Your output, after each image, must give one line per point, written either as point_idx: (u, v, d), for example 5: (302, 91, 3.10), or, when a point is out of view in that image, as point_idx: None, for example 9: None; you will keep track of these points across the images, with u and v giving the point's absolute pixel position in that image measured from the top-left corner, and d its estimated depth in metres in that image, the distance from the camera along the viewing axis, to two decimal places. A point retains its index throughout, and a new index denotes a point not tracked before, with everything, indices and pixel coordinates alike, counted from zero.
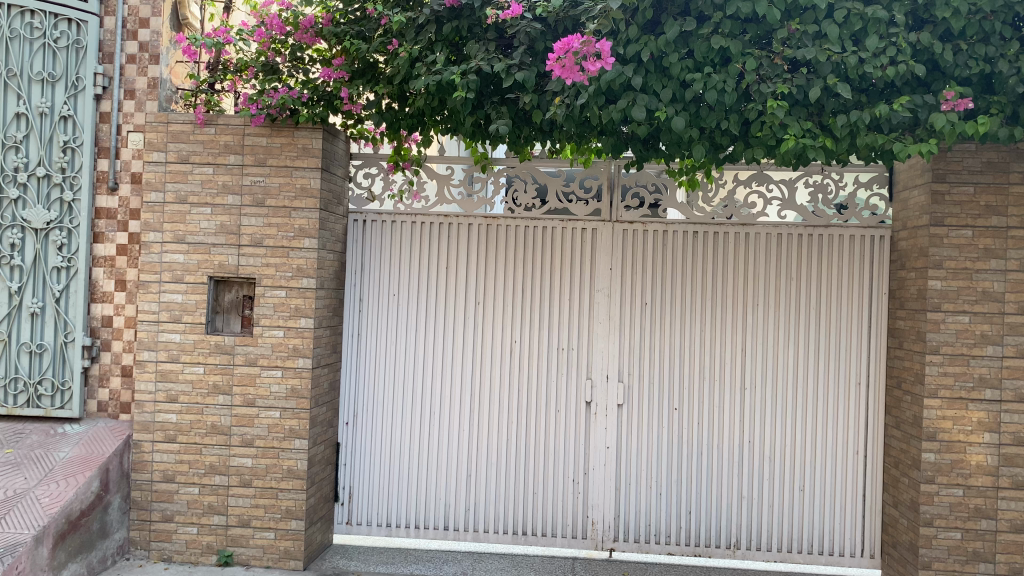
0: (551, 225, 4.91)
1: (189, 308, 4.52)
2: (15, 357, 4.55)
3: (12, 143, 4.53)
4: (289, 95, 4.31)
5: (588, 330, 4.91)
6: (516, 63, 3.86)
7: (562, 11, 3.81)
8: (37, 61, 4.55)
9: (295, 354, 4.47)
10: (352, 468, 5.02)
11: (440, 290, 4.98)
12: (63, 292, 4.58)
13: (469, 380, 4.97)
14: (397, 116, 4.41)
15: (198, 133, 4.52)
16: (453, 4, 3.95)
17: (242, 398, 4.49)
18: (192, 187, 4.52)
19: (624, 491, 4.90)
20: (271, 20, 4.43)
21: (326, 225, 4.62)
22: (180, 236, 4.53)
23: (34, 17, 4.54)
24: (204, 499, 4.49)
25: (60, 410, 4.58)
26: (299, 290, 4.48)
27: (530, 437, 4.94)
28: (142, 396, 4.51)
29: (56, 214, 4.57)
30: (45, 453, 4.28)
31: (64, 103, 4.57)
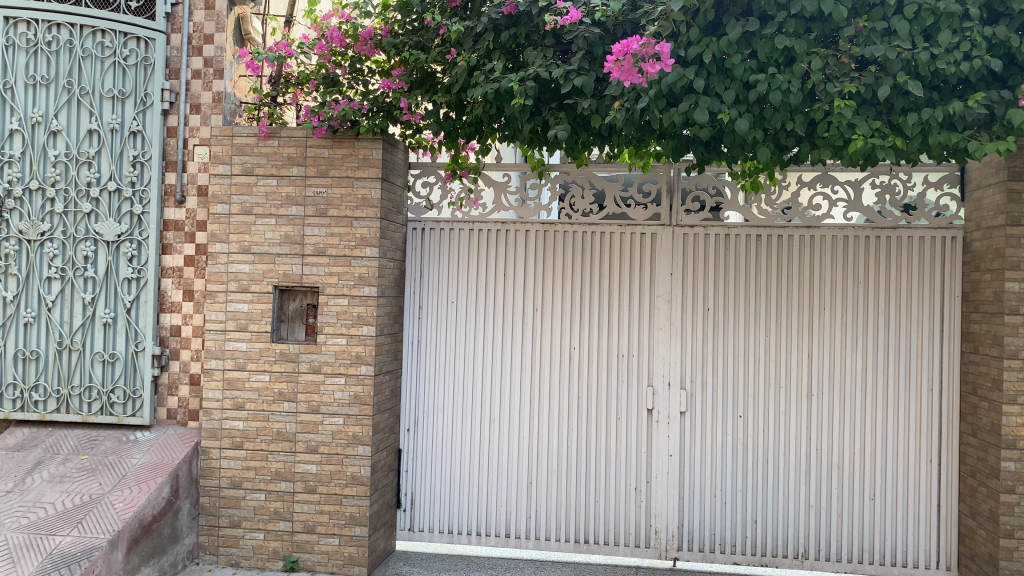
0: (610, 231, 4.87)
1: (255, 317, 4.60)
2: (89, 366, 4.70)
3: (85, 158, 4.68)
4: (350, 107, 4.38)
5: (648, 337, 4.86)
6: (574, 68, 3.84)
7: (622, 15, 3.79)
8: (108, 79, 4.70)
9: (358, 361, 4.52)
10: (413, 474, 5.05)
11: (498, 297, 4.97)
12: (134, 303, 4.71)
13: (528, 388, 4.95)
14: (455, 125, 4.43)
15: (262, 146, 4.61)
16: (511, 11, 3.95)
17: (307, 405, 4.55)
18: (257, 199, 4.61)
19: (688, 500, 4.82)
20: (331, 32, 4.45)
21: (387, 234, 4.66)
22: (246, 247, 4.62)
23: (105, 36, 4.69)
24: (270, 505, 4.57)
25: (132, 418, 4.70)
26: (361, 298, 4.53)
27: (591, 445, 4.90)
28: (210, 403, 4.61)
29: (127, 227, 4.71)
30: (118, 460, 4.40)
31: (133, 118, 4.72)
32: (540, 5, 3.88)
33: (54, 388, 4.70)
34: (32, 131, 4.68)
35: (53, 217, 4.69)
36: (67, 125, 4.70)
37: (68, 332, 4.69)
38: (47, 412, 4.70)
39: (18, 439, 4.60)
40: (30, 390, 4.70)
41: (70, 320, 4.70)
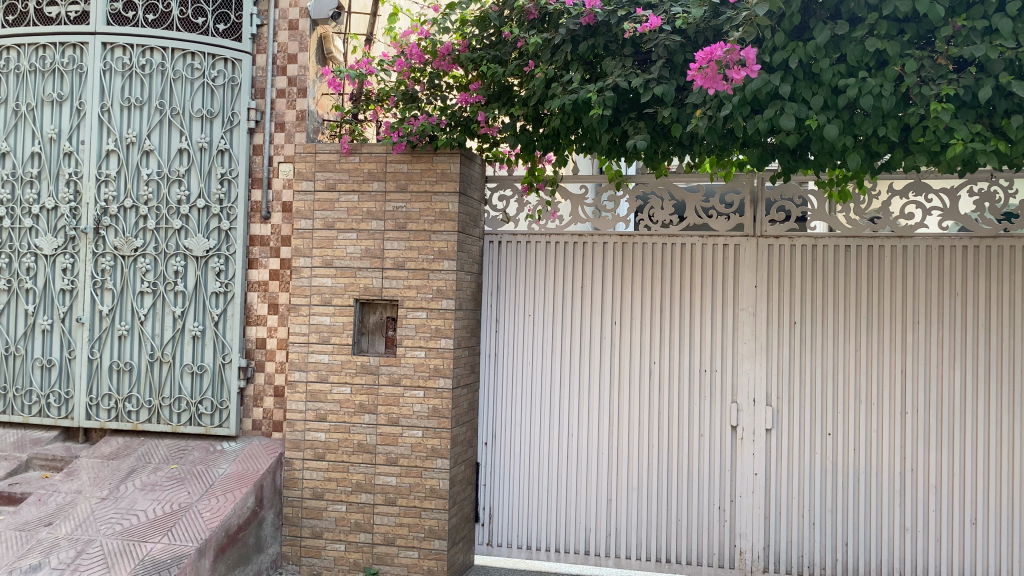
0: (691, 242, 4.76)
1: (337, 330, 4.66)
2: (179, 377, 4.86)
3: (176, 176, 4.85)
4: (428, 122, 4.42)
5: (732, 351, 4.73)
6: (654, 77, 3.79)
7: (703, 22, 3.72)
8: (197, 99, 4.87)
9: (436, 374, 4.53)
10: (491, 488, 5.03)
11: (576, 310, 4.92)
12: (221, 316, 4.84)
13: (607, 402, 4.88)
14: (532, 138, 4.40)
15: (343, 162, 4.68)
16: (589, 21, 3.92)
17: (387, 417, 4.58)
18: (339, 214, 4.68)
19: (775, 520, 4.66)
20: (411, 49, 4.46)
21: (465, 247, 4.67)
22: (328, 261, 4.69)
23: (195, 58, 4.88)
24: (351, 516, 4.61)
25: (219, 428, 4.83)
26: (439, 311, 4.55)
27: (672, 462, 4.79)
28: (293, 414, 4.68)
29: (215, 243, 4.85)
30: (206, 469, 4.51)
31: (221, 137, 4.87)
32: (619, 14, 3.85)
33: (146, 399, 4.87)
34: (127, 151, 4.88)
35: (146, 234, 4.87)
36: (159, 144, 4.88)
37: (159, 344, 4.86)
38: (139, 422, 4.88)
39: (113, 448, 4.77)
40: (124, 400, 4.88)
41: (161, 333, 4.87)
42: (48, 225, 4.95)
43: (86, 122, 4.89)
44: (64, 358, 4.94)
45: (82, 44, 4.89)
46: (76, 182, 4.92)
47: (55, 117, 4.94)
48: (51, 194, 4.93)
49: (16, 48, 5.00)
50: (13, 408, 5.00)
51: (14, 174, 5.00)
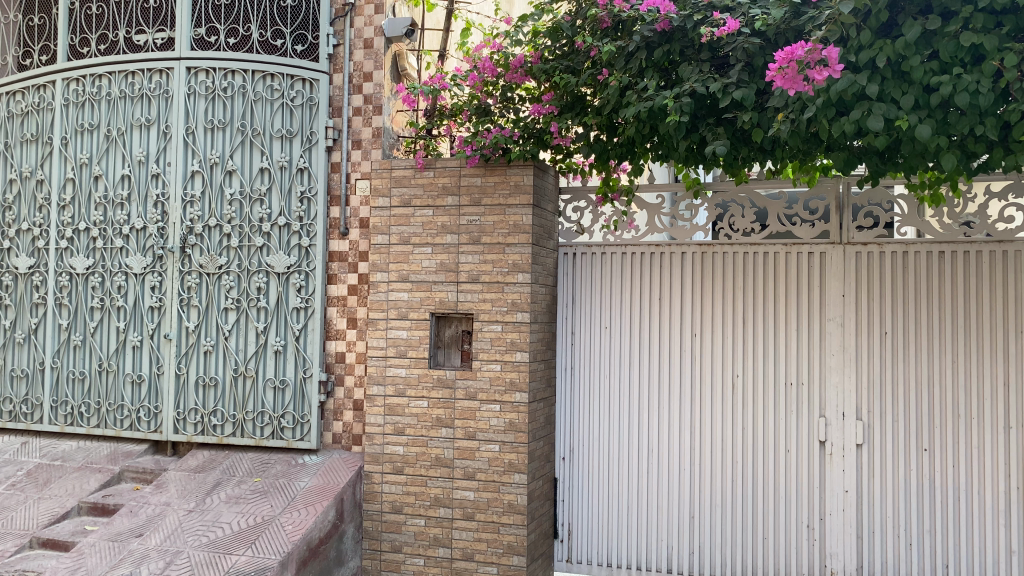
0: (773, 250, 4.61)
1: (413, 344, 4.68)
2: (262, 392, 4.96)
3: (258, 195, 4.98)
4: (502, 134, 4.40)
5: (819, 364, 4.55)
6: (733, 81, 3.69)
7: (784, 23, 3.61)
8: (278, 120, 5.00)
9: (512, 388, 4.50)
10: (570, 504, 4.95)
11: (654, 322, 4.81)
12: (302, 331, 4.92)
13: (688, 417, 4.75)
14: (607, 147, 4.32)
15: (418, 177, 4.70)
16: (664, 27, 3.84)
17: (464, 431, 4.56)
18: (414, 229, 4.70)
19: (868, 540, 4.46)
20: (483, 63, 4.46)
21: (539, 259, 4.63)
22: (404, 275, 4.71)
23: (274, 79, 5.01)
24: (430, 531, 4.61)
25: (300, 442, 4.90)
26: (514, 324, 4.52)
27: (757, 479, 4.63)
28: (372, 428, 4.72)
29: (296, 259, 4.94)
30: (288, 482, 4.58)
31: (300, 155, 4.97)
32: (695, 18, 3.77)
33: (231, 413, 4.98)
34: (210, 171, 5.04)
35: (229, 251, 5.00)
36: (241, 164, 5.02)
37: (243, 359, 4.97)
38: (224, 435, 4.99)
39: (199, 461, 4.88)
40: (209, 414, 5.00)
41: (245, 348, 4.98)
42: (137, 245, 5.14)
43: (172, 145, 5.06)
44: (152, 373, 5.10)
45: (168, 69, 5.08)
46: (163, 203, 5.10)
47: (144, 141, 5.14)
48: (140, 215, 5.13)
49: (107, 76, 5.23)
50: (106, 423, 5.19)
51: (105, 196, 5.21)
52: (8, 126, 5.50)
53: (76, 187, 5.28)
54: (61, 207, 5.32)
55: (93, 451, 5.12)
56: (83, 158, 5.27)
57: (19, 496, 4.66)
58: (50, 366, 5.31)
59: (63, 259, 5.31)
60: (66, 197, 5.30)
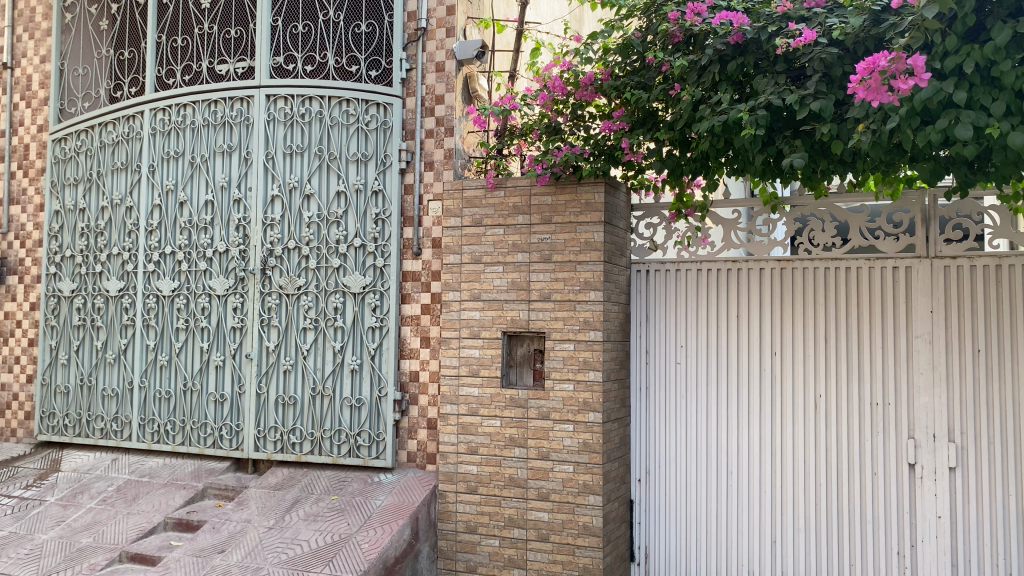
0: (856, 265, 4.46)
1: (486, 362, 4.68)
2: (339, 410, 5.04)
3: (334, 218, 5.09)
4: (572, 152, 4.36)
5: (906, 383, 4.36)
6: (810, 93, 3.62)
7: (863, 31, 3.52)
8: (353, 144, 5.11)
9: (586, 408, 4.45)
10: (647, 527, 4.87)
11: (730, 341, 4.71)
12: (378, 350, 4.98)
13: (767, 438, 4.62)
14: (680, 162, 4.26)
15: (489, 197, 4.72)
16: (737, 40, 3.78)
17: (537, 451, 4.53)
18: (485, 248, 4.71)
19: (964, 570, 4.24)
20: (554, 82, 4.47)
21: (611, 277, 4.59)
22: (476, 294, 4.73)
23: (350, 104, 5.13)
24: (504, 551, 4.58)
25: (376, 460, 4.94)
26: (587, 343, 4.47)
27: (843, 503, 4.46)
28: (446, 447, 4.73)
29: (371, 279, 5.01)
30: (365, 501, 4.63)
31: (375, 178, 5.06)
32: (769, 30, 3.71)
33: (309, 431, 5.08)
34: (289, 196, 5.18)
35: (308, 273, 5.13)
36: (319, 188, 5.15)
37: (321, 378, 5.07)
38: (303, 453, 5.08)
39: (279, 478, 4.98)
40: (288, 432, 5.11)
41: (322, 367, 5.08)
42: (220, 267, 5.31)
43: (253, 170, 5.24)
44: (234, 393, 5.25)
45: (248, 97, 5.27)
46: (244, 227, 5.26)
47: (226, 167, 5.33)
48: (222, 239, 5.30)
49: (191, 105, 5.45)
50: (191, 440, 5.35)
51: (190, 221, 5.42)
52: (99, 155, 5.76)
53: (163, 213, 5.50)
54: (148, 232, 5.55)
55: (179, 468, 5.28)
56: (169, 185, 5.49)
57: (110, 511, 4.83)
58: (139, 385, 5.52)
59: (150, 281, 5.53)
60: (153, 222, 5.52)
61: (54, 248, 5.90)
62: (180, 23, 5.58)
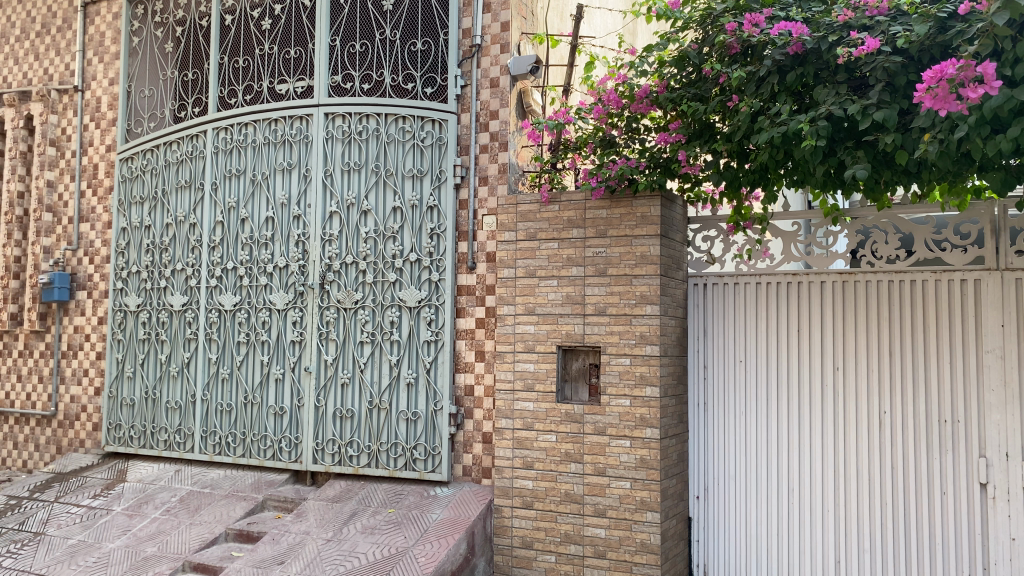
0: (922, 278, 4.34)
1: (541, 377, 4.66)
2: (396, 423, 5.08)
3: (391, 233, 5.15)
4: (627, 165, 4.34)
5: (977, 400, 4.21)
6: (873, 102, 3.54)
7: (928, 39, 3.44)
8: (409, 160, 5.17)
9: (643, 424, 4.40)
10: (705, 544, 4.82)
11: (790, 356, 4.62)
12: (433, 364, 5.01)
13: (831, 456, 4.51)
14: (737, 174, 4.22)
15: (543, 211, 4.72)
16: (797, 50, 3.73)
17: (594, 467, 4.49)
18: (540, 262, 4.71)
19: None
20: (608, 95, 4.45)
21: (668, 290, 4.54)
22: (531, 308, 4.72)
23: (406, 121, 5.20)
24: (561, 567, 4.55)
25: (432, 474, 4.96)
26: (643, 357, 4.43)
27: (910, 523, 4.32)
28: (502, 461, 4.73)
29: (426, 293, 5.05)
30: (421, 514, 4.65)
31: (430, 194, 5.11)
32: (830, 39, 3.64)
33: (366, 444, 5.13)
34: (347, 212, 5.27)
35: (365, 287, 5.19)
36: (376, 204, 5.22)
37: (377, 392, 5.12)
38: (360, 466, 5.13)
39: (336, 490, 5.03)
40: (346, 445, 5.16)
41: (379, 380, 5.13)
42: (280, 282, 5.43)
43: (312, 187, 5.34)
44: (294, 406, 5.34)
45: (308, 116, 5.39)
46: (303, 242, 5.37)
47: (286, 184, 5.45)
48: (283, 254, 5.42)
49: (252, 124, 5.59)
50: (251, 452, 5.45)
51: (251, 237, 5.55)
52: (164, 174, 5.93)
53: (225, 230, 5.65)
54: (211, 248, 5.70)
55: (239, 480, 5.38)
56: (231, 202, 5.64)
57: (173, 521, 4.94)
58: (201, 398, 5.65)
59: (213, 296, 5.67)
60: (216, 238, 5.67)
61: (121, 264, 6.09)
62: (242, 45, 5.74)
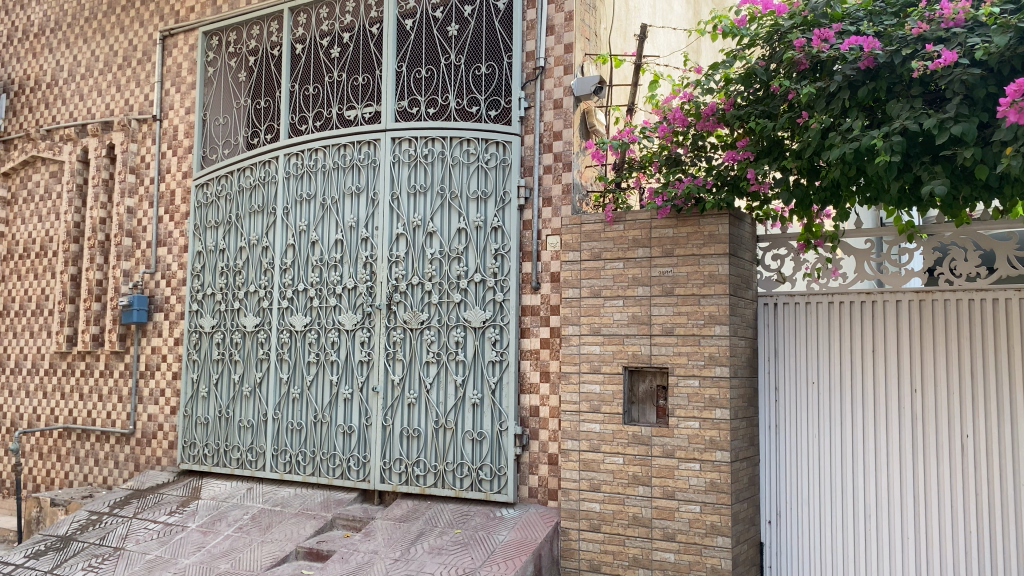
0: (1005, 296, 4.17)
1: (607, 399, 4.63)
2: (461, 444, 5.10)
3: (456, 254, 5.20)
4: (694, 183, 4.31)
5: None
6: (950, 116, 3.45)
7: (1008, 49, 3.34)
8: (474, 182, 5.22)
9: (712, 446, 4.32)
10: (778, 571, 4.70)
11: (865, 377, 4.48)
12: (498, 384, 5.02)
13: (910, 481, 4.35)
14: (808, 192, 4.09)
15: (608, 231, 4.70)
16: (869, 65, 3.66)
17: (662, 490, 4.43)
18: (605, 282, 4.68)
19: None
20: (674, 114, 4.42)
21: (737, 310, 4.47)
22: (596, 328, 4.70)
23: (470, 144, 5.25)
24: None
25: (498, 495, 4.95)
26: (712, 379, 4.36)
27: (997, 553, 4.12)
28: (568, 483, 4.69)
29: (491, 313, 5.07)
30: (488, 535, 4.64)
31: (494, 215, 5.14)
32: (904, 53, 3.57)
33: (432, 463, 5.16)
34: (413, 234, 5.35)
35: (431, 308, 5.25)
36: (441, 226, 5.28)
37: (443, 412, 5.16)
38: (427, 486, 5.16)
39: (403, 510, 5.07)
40: (413, 465, 5.21)
41: (445, 401, 5.16)
42: (348, 303, 5.53)
43: (380, 210, 5.45)
44: (362, 425, 5.42)
45: (375, 141, 5.51)
46: (371, 263, 5.47)
47: (355, 208, 5.57)
48: (351, 275, 5.53)
49: (322, 149, 5.74)
50: (321, 471, 5.54)
51: (321, 259, 5.68)
52: (238, 200, 6.12)
53: (296, 253, 5.80)
54: (283, 270, 5.85)
55: (309, 498, 5.46)
56: (302, 226, 5.78)
57: (246, 538, 5.04)
58: (273, 417, 5.78)
59: (284, 317, 5.81)
60: (287, 261, 5.82)
61: (197, 287, 6.28)
62: (312, 73, 5.92)
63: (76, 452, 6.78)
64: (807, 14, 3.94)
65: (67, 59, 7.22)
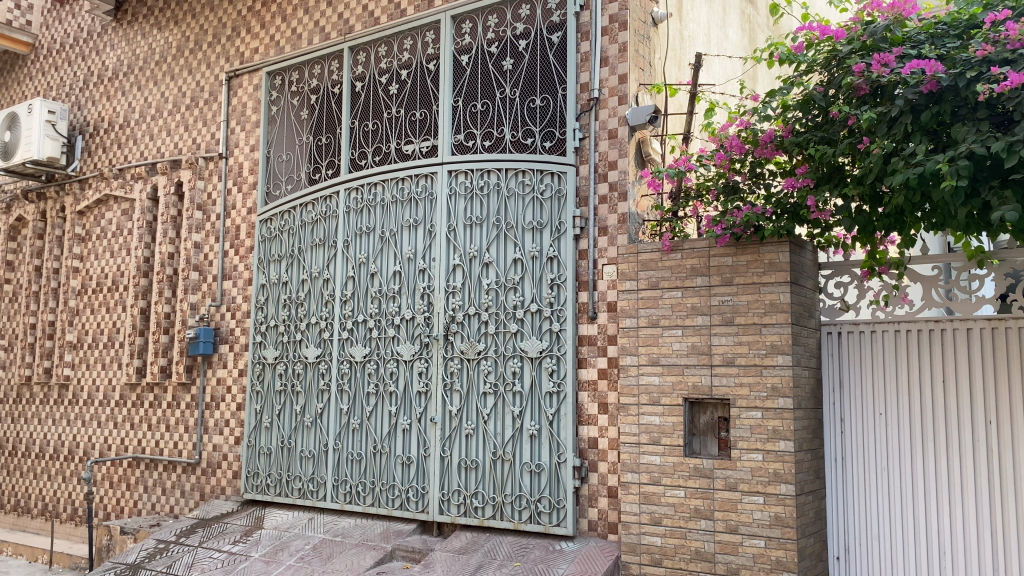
0: None
1: (667, 430, 4.56)
2: (519, 475, 5.07)
3: (512, 284, 5.23)
4: (753, 211, 4.24)
5: None
6: (1020, 138, 3.36)
7: None
8: (529, 213, 5.24)
9: (777, 479, 4.22)
10: None
11: (936, 408, 4.33)
12: (555, 415, 5.00)
13: (987, 516, 4.17)
14: (871, 219, 4.00)
15: (665, 260, 4.66)
16: (931, 88, 3.59)
17: (725, 524, 4.33)
18: (663, 311, 4.64)
19: None
20: (730, 142, 4.37)
21: (800, 339, 4.39)
22: (655, 358, 4.65)
23: (525, 175, 5.29)
24: None
25: (557, 527, 4.91)
26: (775, 411, 4.28)
27: None
28: (628, 517, 4.62)
29: (548, 343, 5.07)
30: (547, 569, 4.60)
31: (550, 245, 5.15)
32: (968, 76, 3.50)
33: (490, 495, 5.15)
34: (470, 264, 5.39)
35: (487, 338, 5.28)
36: (497, 257, 5.31)
37: (501, 442, 5.15)
38: (485, 517, 5.15)
39: (462, 542, 5.06)
40: (471, 496, 5.21)
41: (502, 431, 5.16)
42: (407, 334, 5.60)
43: (437, 242, 5.52)
44: (420, 456, 5.44)
45: (432, 174, 5.61)
46: (429, 294, 5.53)
47: (412, 240, 5.65)
48: (409, 306, 5.60)
49: (381, 183, 5.86)
50: (380, 501, 5.58)
51: (380, 291, 5.76)
52: (300, 233, 6.27)
53: (356, 284, 5.90)
54: (343, 302, 5.95)
55: (369, 529, 5.50)
56: (361, 258, 5.89)
57: (307, 569, 5.09)
58: (334, 447, 5.86)
59: (344, 348, 5.90)
60: (347, 293, 5.93)
61: (260, 318, 6.43)
62: (371, 109, 6.06)
63: (144, 481, 6.96)
64: (866, 39, 3.91)
65: (139, 101, 7.53)
